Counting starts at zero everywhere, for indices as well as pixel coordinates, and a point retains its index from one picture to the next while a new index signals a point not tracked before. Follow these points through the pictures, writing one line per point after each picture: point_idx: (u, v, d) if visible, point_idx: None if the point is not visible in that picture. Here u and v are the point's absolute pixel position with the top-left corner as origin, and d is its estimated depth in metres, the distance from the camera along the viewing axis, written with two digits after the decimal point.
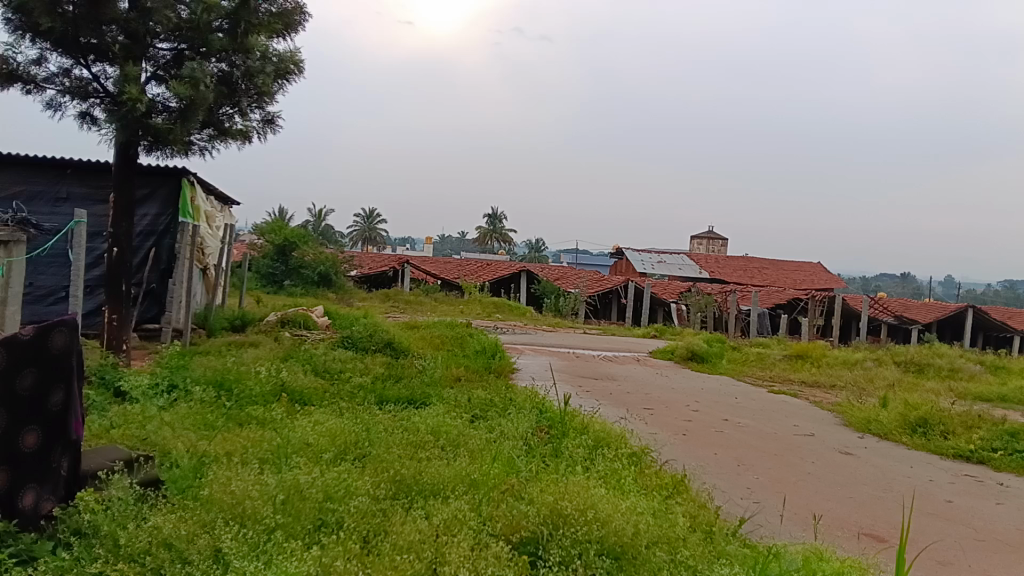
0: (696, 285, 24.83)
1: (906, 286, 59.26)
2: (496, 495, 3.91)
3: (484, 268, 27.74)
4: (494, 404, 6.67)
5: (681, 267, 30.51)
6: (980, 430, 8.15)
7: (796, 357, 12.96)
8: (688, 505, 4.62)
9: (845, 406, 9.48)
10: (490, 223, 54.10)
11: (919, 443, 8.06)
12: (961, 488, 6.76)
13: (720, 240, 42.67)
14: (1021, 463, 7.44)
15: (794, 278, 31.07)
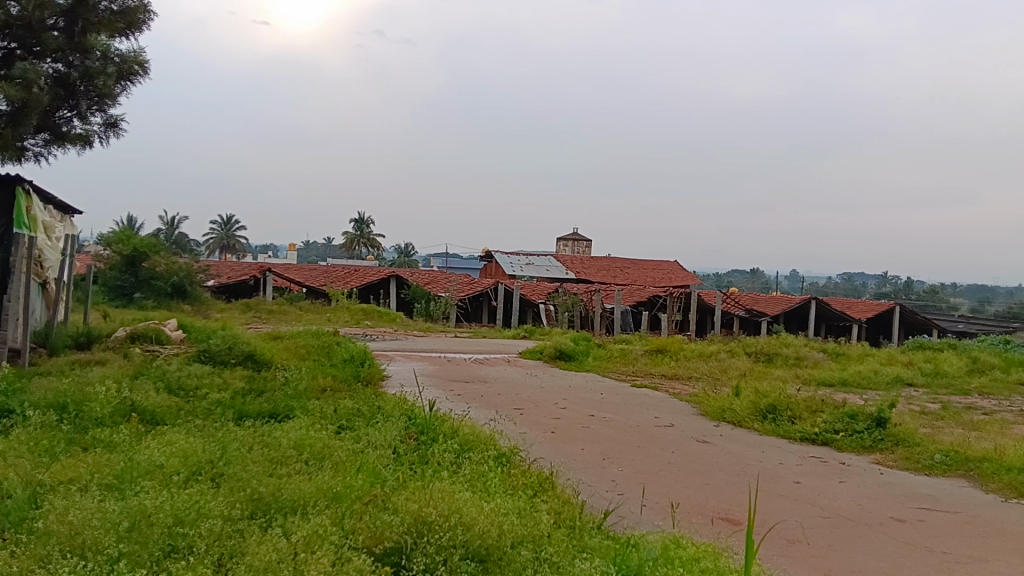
0: (563, 286, 25.35)
1: (759, 281, 62.69)
2: (359, 507, 3.84)
3: (350, 274, 27.24)
4: (360, 413, 6.55)
5: (549, 268, 31.08)
6: (823, 413, 8.73)
7: (656, 352, 13.45)
8: (553, 502, 4.70)
9: (701, 396, 9.95)
10: (357, 228, 53.15)
11: (769, 428, 8.56)
12: (807, 469, 7.23)
13: (585, 241, 43.69)
14: (859, 442, 8.02)
15: (655, 276, 32.27)
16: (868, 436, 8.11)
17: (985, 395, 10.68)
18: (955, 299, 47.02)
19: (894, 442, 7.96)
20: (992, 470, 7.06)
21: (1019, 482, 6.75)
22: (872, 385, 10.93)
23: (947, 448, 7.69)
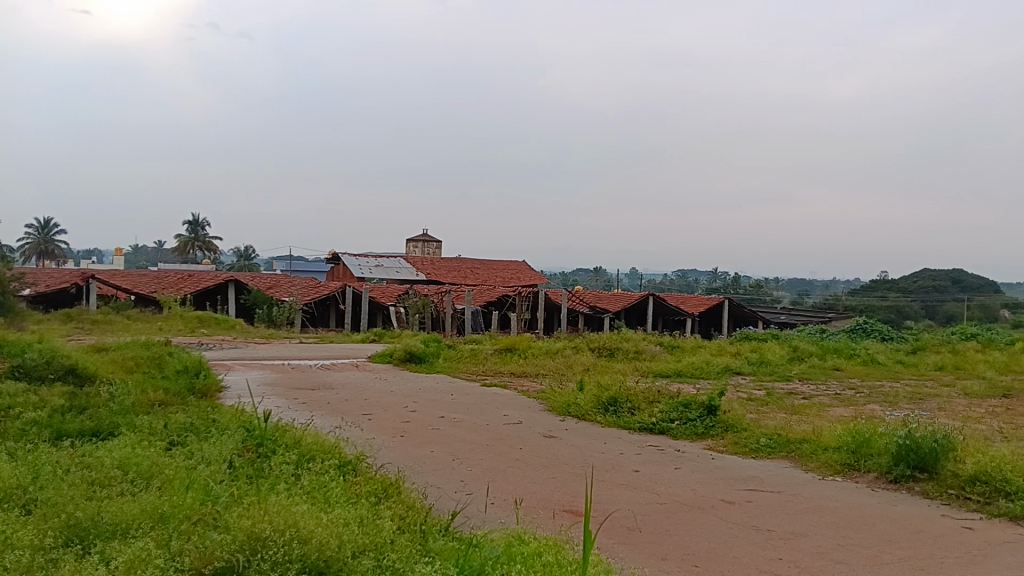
0: (412, 287, 25.22)
1: (604, 280, 64.93)
2: (187, 527, 3.63)
3: (186, 279, 25.86)
4: (194, 428, 6.22)
5: (398, 270, 30.84)
6: (660, 404, 9.15)
7: (505, 350, 13.64)
8: (397, 508, 4.66)
9: (547, 393, 10.18)
10: (192, 230, 50.55)
11: (611, 420, 8.90)
12: (645, 458, 7.57)
13: (434, 243, 43.66)
14: (693, 430, 8.47)
15: (504, 276, 32.75)
16: (700, 423, 8.58)
17: (804, 380, 11.56)
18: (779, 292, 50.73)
19: (724, 428, 8.47)
20: (810, 450, 7.65)
21: (833, 460, 7.36)
22: (704, 375, 11.58)
23: (772, 431, 8.26)
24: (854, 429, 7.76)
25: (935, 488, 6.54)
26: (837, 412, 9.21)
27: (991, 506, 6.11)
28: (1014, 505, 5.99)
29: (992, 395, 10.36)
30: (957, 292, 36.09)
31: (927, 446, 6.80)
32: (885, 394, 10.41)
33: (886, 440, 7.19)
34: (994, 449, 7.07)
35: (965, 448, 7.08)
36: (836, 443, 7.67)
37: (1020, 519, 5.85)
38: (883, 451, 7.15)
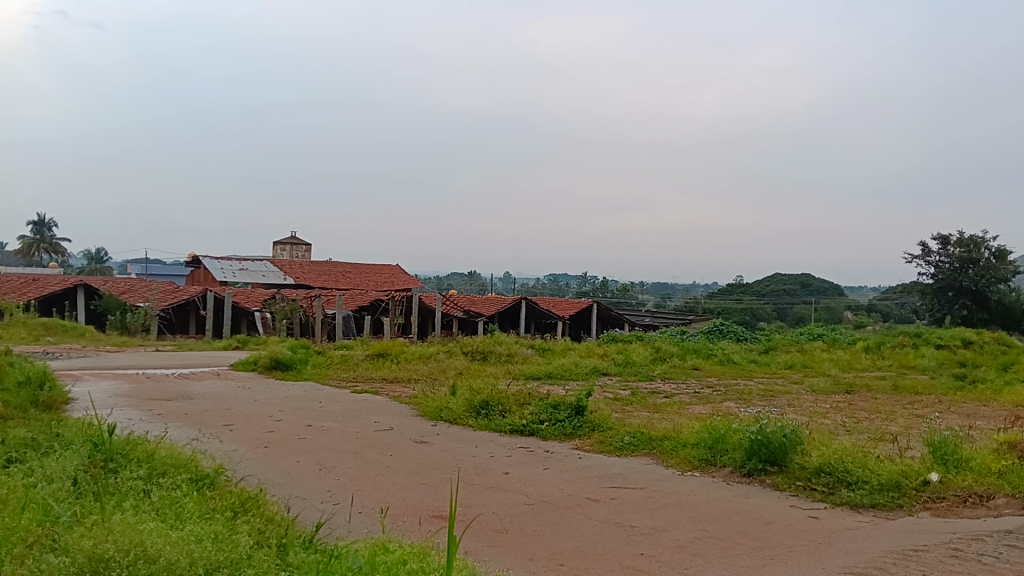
0: (280, 292, 24.47)
1: (477, 284, 65.30)
2: (20, 551, 3.36)
3: (29, 283, 24.05)
4: (35, 443, 5.78)
5: (265, 274, 29.85)
6: (531, 406, 9.26)
7: (377, 356, 13.45)
8: (257, 522, 4.50)
9: (419, 398, 10.10)
10: (36, 231, 47.10)
11: (482, 424, 8.93)
12: (515, 459, 7.64)
13: (303, 245, 42.59)
14: (562, 430, 8.63)
15: (376, 280, 32.33)
16: (569, 424, 8.75)
17: (666, 380, 12.02)
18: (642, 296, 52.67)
19: (591, 428, 8.67)
20: (671, 447, 7.95)
21: (692, 456, 7.68)
22: (574, 377, 11.83)
23: (636, 430, 8.53)
24: (711, 426, 8.12)
25: (785, 480, 6.94)
26: (697, 410, 9.63)
27: (834, 495, 6.54)
28: (854, 494, 6.44)
29: (835, 390, 11.13)
30: (804, 295, 38.61)
31: (777, 441, 7.20)
32: (740, 392, 10.97)
33: (740, 435, 7.57)
34: (836, 442, 7.58)
35: (810, 441, 7.55)
36: (695, 440, 8.00)
37: (859, 506, 6.30)
38: (737, 446, 7.52)
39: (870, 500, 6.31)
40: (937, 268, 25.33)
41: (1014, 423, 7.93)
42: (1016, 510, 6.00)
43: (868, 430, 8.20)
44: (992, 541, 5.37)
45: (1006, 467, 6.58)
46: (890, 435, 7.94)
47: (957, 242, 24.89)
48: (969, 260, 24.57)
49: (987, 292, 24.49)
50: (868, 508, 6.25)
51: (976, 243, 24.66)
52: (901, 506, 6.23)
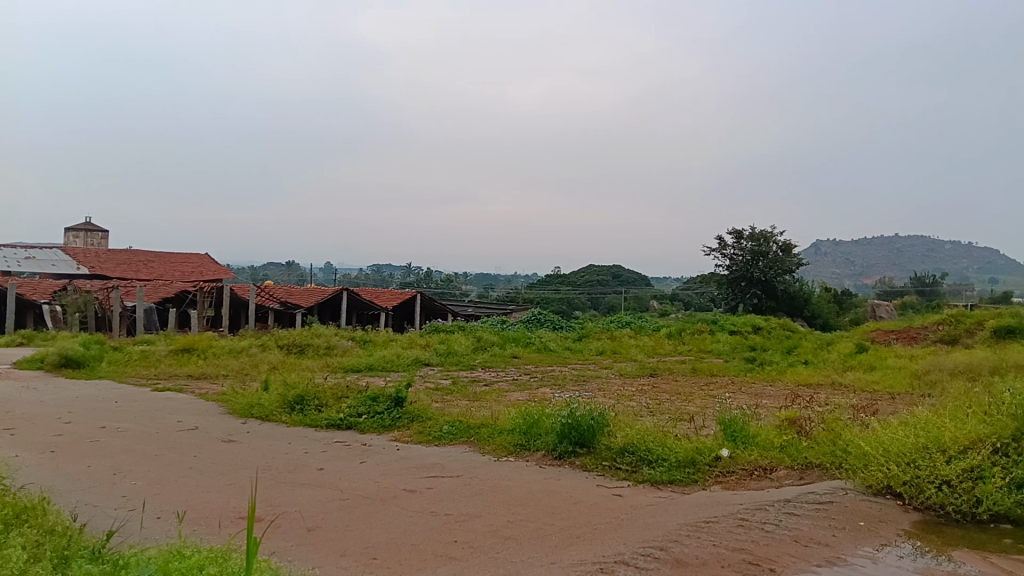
0: (72, 283, 22.50)
1: (295, 274, 63.39)
2: None
3: None
4: None
5: (54, 264, 27.33)
6: (348, 399, 9.11)
7: (182, 351, 12.69)
8: (36, 534, 4.11)
9: (229, 394, 9.65)
10: None
11: (296, 419, 8.67)
12: (330, 454, 7.48)
13: (100, 233, 39.43)
14: (380, 422, 8.54)
15: (183, 270, 30.51)
16: (387, 416, 8.67)
17: (486, 369, 12.21)
18: (464, 286, 53.29)
19: (409, 419, 8.64)
20: (487, 434, 8.10)
21: (507, 442, 7.86)
22: (394, 368, 11.75)
23: (454, 418, 8.60)
24: (525, 411, 8.33)
25: (592, 461, 7.26)
26: (514, 397, 9.85)
27: (637, 473, 6.92)
28: (654, 471, 6.84)
29: (640, 374, 11.79)
30: (616, 284, 40.57)
31: (586, 424, 7.51)
32: (556, 378, 11.35)
33: (552, 420, 7.83)
34: (640, 423, 8.01)
35: (617, 423, 7.93)
36: (510, 426, 8.20)
37: (659, 483, 6.70)
38: (550, 430, 7.77)
39: (668, 476, 6.74)
40: (732, 261, 27.44)
41: (793, 401, 8.73)
42: (794, 479, 6.58)
43: (669, 411, 8.75)
44: (773, 509, 5.88)
45: (786, 441, 7.22)
46: (689, 415, 8.50)
47: (749, 236, 27.19)
48: (760, 253, 26.86)
49: (775, 282, 26.83)
50: (667, 484, 6.67)
51: (765, 237, 27.03)
52: (697, 480, 6.69)
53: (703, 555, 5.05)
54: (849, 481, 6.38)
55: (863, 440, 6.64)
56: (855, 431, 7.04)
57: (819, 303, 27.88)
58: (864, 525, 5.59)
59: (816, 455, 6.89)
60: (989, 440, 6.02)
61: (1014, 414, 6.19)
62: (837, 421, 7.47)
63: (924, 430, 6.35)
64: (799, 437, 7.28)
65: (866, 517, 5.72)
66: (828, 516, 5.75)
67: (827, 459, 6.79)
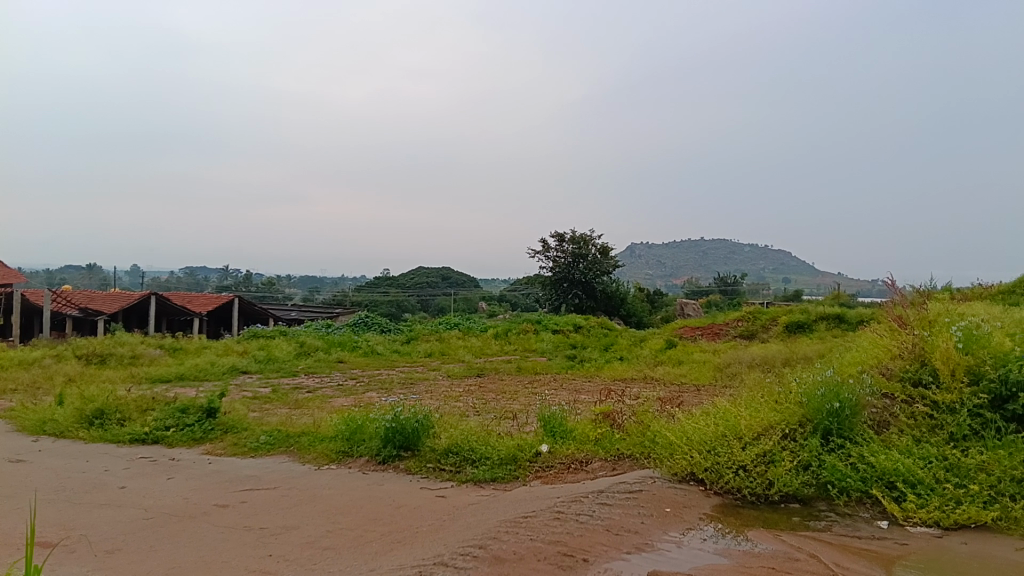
0: None
1: (99, 278, 58.75)
2: None
3: None
4: None
5: None
6: (154, 411, 8.56)
7: None
8: None
9: (16, 411, 8.79)
10: None
11: (96, 435, 8.04)
12: (134, 472, 6.99)
13: None
14: (190, 435, 8.09)
15: None
16: (198, 428, 8.23)
17: (309, 375, 11.87)
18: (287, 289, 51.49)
19: (223, 430, 8.24)
20: (308, 442, 7.89)
21: (329, 450, 7.70)
22: (209, 377, 11.19)
23: (272, 428, 8.29)
24: (348, 417, 8.17)
25: (416, 464, 7.24)
26: (338, 402, 9.63)
27: (460, 473, 6.98)
28: (477, 471, 6.93)
29: (467, 375, 11.90)
30: (443, 286, 40.73)
31: (410, 427, 7.48)
32: (382, 381, 11.24)
33: (375, 425, 7.72)
34: (465, 423, 8.09)
35: (441, 424, 7.95)
36: (332, 433, 8.02)
37: (481, 481, 6.79)
38: (373, 435, 7.67)
39: (491, 474, 6.85)
40: (555, 263, 28.34)
41: (608, 396, 9.14)
42: (608, 471, 6.87)
43: (494, 410, 8.90)
44: (588, 501, 6.13)
45: (601, 434, 7.53)
46: (512, 413, 8.68)
47: (571, 239, 28.25)
48: (580, 255, 27.99)
49: (594, 283, 28.09)
50: (489, 482, 6.77)
51: (585, 240, 28.25)
52: (518, 476, 6.84)
53: (520, 551, 5.17)
54: (657, 470, 6.77)
55: (670, 430, 7.04)
56: (663, 422, 7.47)
57: (635, 303, 29.41)
58: (670, 511, 5.95)
59: (628, 446, 7.24)
60: (780, 426, 6.53)
61: (800, 401, 6.76)
62: (647, 413, 7.89)
63: (723, 420, 6.85)
64: (613, 429, 7.62)
65: (672, 503, 6.09)
66: (637, 505, 6.06)
67: (638, 449, 7.16)
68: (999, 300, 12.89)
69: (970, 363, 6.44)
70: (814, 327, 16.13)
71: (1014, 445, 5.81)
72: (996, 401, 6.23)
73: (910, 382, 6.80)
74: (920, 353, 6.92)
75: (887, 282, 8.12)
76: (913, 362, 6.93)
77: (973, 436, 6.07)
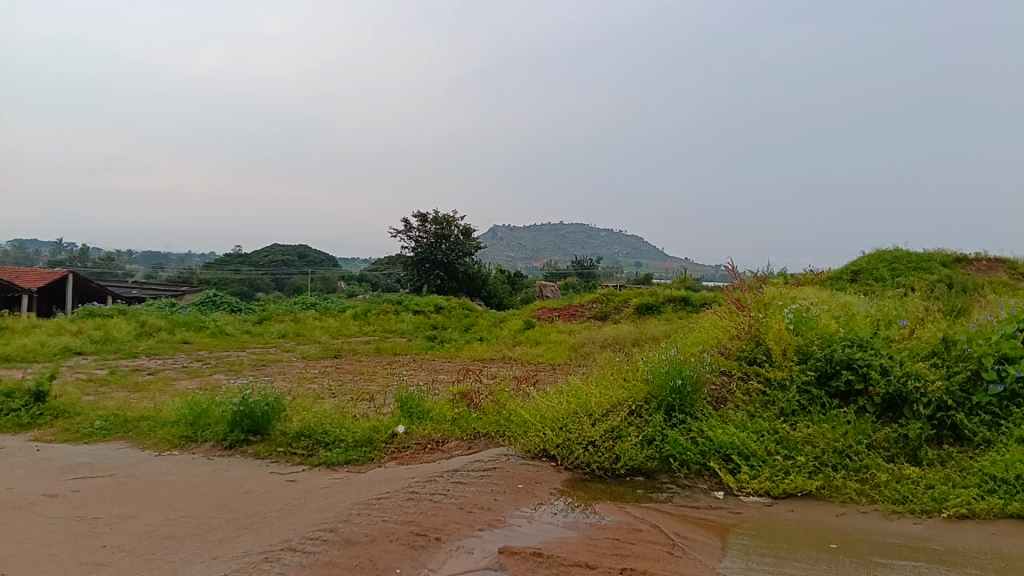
0: None
1: None
2: None
3: None
4: None
5: None
6: None
7: None
8: None
9: None
10: None
11: None
12: None
13: None
14: (16, 421, 7.50)
15: None
16: (24, 413, 7.63)
17: (150, 356, 11.24)
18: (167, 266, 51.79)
19: (53, 415, 7.68)
20: (148, 427, 7.48)
21: (171, 435, 7.34)
22: (38, 358, 10.39)
23: (109, 412, 7.82)
24: (193, 400, 7.82)
25: (266, 448, 7.02)
26: (182, 385, 9.19)
27: (312, 457, 6.83)
28: (330, 453, 6.80)
29: (323, 356, 11.65)
30: (300, 265, 39.61)
31: (260, 410, 7.23)
32: (231, 363, 10.80)
33: (222, 408, 7.43)
34: (319, 405, 7.92)
35: (293, 407, 7.75)
36: (174, 417, 7.65)
37: (335, 464, 6.68)
38: (219, 419, 7.38)
39: (344, 457, 6.74)
40: (417, 243, 28.17)
41: (465, 376, 9.21)
42: (463, 450, 6.92)
43: (350, 391, 8.77)
44: (442, 480, 6.15)
45: (457, 414, 7.56)
46: (369, 394, 8.59)
47: (433, 219, 28.23)
48: (442, 236, 28.01)
49: (455, 264, 28.18)
50: (342, 464, 6.67)
51: (448, 221, 28.40)
52: (372, 458, 6.77)
53: (372, 532, 5.12)
54: (511, 447, 6.89)
55: (524, 408, 7.18)
56: (518, 401, 7.61)
57: (495, 285, 29.74)
58: (523, 488, 6.07)
59: (484, 425, 7.32)
60: (627, 402, 6.80)
61: (646, 378, 7.05)
62: (503, 393, 8.00)
63: (575, 398, 7.05)
64: (469, 409, 7.67)
65: (524, 480, 6.21)
66: (491, 482, 6.15)
67: (493, 428, 7.25)
68: (825, 285, 13.95)
69: (799, 343, 6.91)
70: (662, 309, 16.89)
71: (836, 419, 6.31)
72: (822, 377, 6.73)
73: (746, 361, 7.25)
74: (755, 333, 7.39)
75: (728, 268, 8.59)
76: (750, 342, 7.38)
77: (800, 410, 6.54)
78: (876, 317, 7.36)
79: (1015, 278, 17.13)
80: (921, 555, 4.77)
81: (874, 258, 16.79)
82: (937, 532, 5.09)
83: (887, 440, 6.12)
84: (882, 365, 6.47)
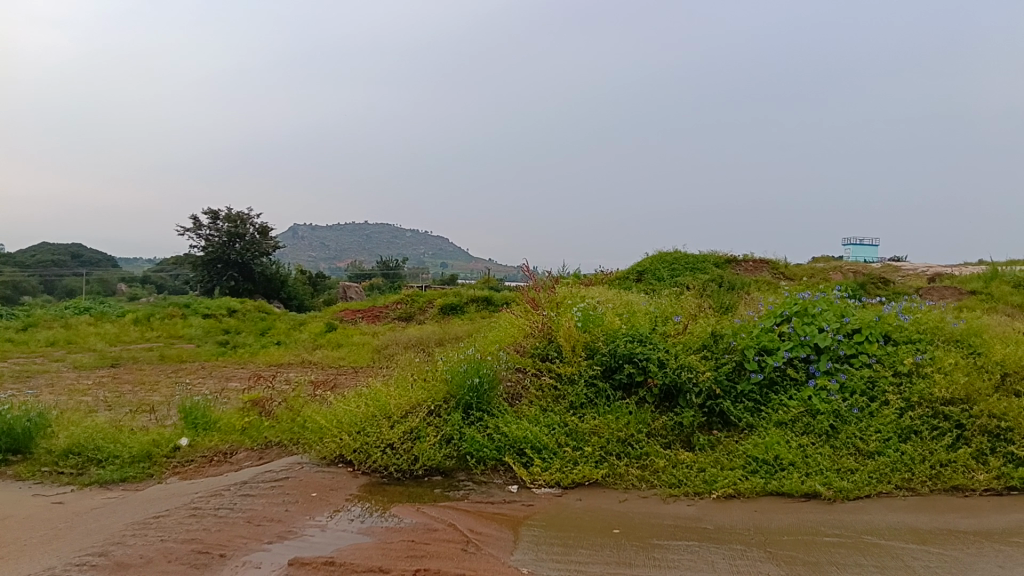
0: None
1: None
2: None
3: None
4: None
5: None
6: None
7: None
8: None
9: None
10: None
11: None
12: None
13: None
14: None
15: None
16: None
17: None
18: None
19: None
20: None
21: None
22: None
23: None
24: None
25: (28, 468, 6.37)
26: None
27: (82, 476, 6.28)
28: (103, 471, 6.28)
29: (99, 365, 10.73)
30: (76, 266, 36.27)
31: (19, 428, 6.57)
32: None
33: None
34: (90, 419, 7.29)
35: (60, 422, 7.08)
36: None
37: (109, 483, 6.18)
38: None
39: (119, 474, 6.25)
40: (207, 242, 26.80)
41: (256, 382, 8.84)
42: (253, 461, 6.64)
43: (128, 403, 8.13)
44: (228, 494, 5.87)
45: (248, 423, 7.23)
46: (151, 406, 8.02)
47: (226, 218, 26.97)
48: (235, 235, 26.92)
49: (252, 265, 27.05)
50: (117, 482, 6.18)
51: (241, 219, 27.18)
52: (152, 474, 6.33)
53: (148, 553, 4.79)
54: (305, 455, 6.71)
55: (319, 414, 7.00)
56: (314, 406, 7.41)
57: (296, 286, 28.75)
58: (316, 495, 5.91)
59: (277, 433, 7.07)
60: (425, 402, 6.79)
61: (444, 377, 7.09)
62: (297, 399, 7.73)
63: (372, 400, 6.95)
64: (261, 417, 7.36)
65: (318, 487, 6.06)
66: (282, 492, 5.94)
67: (286, 435, 7.02)
68: (616, 286, 14.73)
69: (587, 339, 7.25)
70: (466, 309, 17.11)
71: (619, 410, 6.67)
72: (607, 371, 7.10)
73: (539, 358, 7.50)
74: (548, 331, 7.66)
75: (524, 269, 8.86)
76: (542, 340, 7.64)
77: (588, 403, 6.87)
78: (655, 314, 7.87)
79: (777, 277, 18.96)
80: (694, 535, 5.16)
81: (659, 258, 17.96)
82: (707, 512, 5.53)
83: (664, 428, 6.56)
84: (659, 358, 6.92)
